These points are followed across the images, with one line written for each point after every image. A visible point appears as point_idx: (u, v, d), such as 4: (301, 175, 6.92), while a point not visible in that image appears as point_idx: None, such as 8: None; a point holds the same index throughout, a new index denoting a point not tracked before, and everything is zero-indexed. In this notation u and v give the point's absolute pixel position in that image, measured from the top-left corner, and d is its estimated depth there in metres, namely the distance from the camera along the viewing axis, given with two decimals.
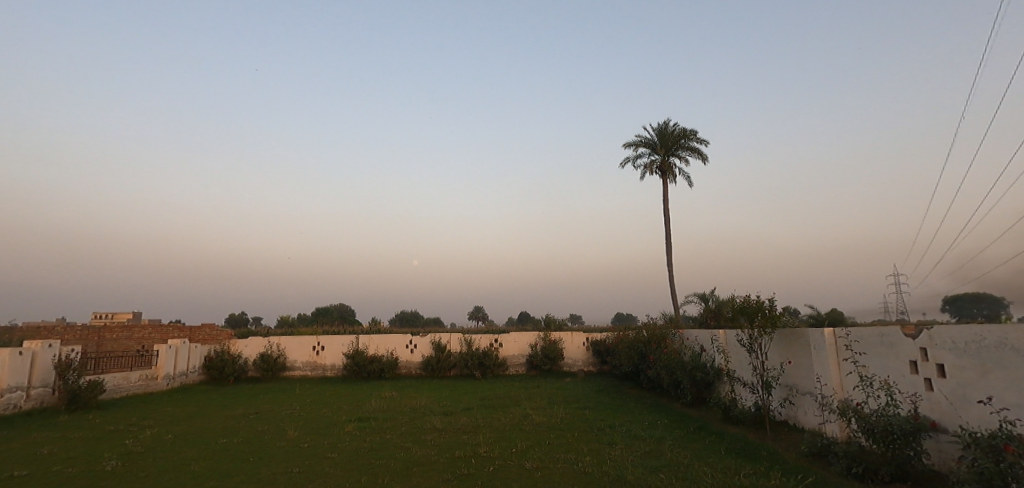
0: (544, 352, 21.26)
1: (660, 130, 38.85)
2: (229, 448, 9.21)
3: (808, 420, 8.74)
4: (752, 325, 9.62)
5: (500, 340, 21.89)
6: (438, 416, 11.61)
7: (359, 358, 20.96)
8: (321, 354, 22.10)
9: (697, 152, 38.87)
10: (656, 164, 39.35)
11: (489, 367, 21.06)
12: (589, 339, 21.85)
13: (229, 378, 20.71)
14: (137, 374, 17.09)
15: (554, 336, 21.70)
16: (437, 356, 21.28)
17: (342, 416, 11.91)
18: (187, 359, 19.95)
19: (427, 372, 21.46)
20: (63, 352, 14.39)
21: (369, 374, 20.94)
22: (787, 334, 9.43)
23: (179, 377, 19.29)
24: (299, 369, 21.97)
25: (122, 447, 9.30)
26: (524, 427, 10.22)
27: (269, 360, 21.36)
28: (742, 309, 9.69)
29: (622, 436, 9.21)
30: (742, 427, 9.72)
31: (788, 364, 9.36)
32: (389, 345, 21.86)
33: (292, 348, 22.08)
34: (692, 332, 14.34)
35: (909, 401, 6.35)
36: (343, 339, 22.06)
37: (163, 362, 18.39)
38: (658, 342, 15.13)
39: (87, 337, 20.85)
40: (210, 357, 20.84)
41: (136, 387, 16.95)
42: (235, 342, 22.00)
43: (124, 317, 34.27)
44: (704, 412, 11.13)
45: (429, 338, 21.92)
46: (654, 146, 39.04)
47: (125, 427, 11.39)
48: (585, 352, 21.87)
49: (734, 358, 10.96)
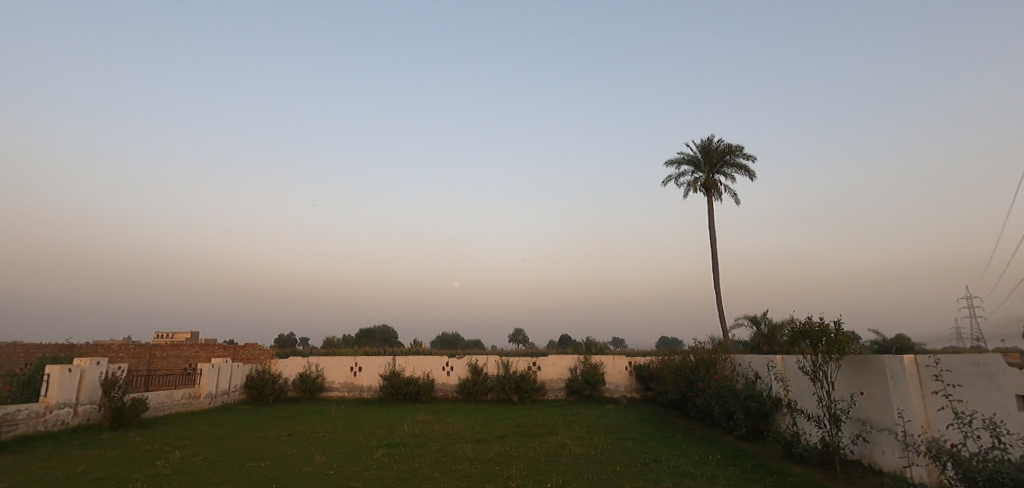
0: (584, 376, 20.37)
1: (704, 146, 37.65)
2: (256, 472, 8.86)
3: (888, 461, 7.71)
4: (816, 351, 8.66)
5: (539, 363, 21.16)
6: (470, 444, 11.00)
7: (395, 380, 20.64)
8: (358, 375, 21.93)
9: (743, 169, 37.44)
10: (701, 182, 38.08)
11: (527, 391, 20.32)
12: (632, 363, 20.84)
13: (268, 398, 20.76)
14: (181, 392, 17.22)
15: (595, 360, 20.81)
16: (474, 379, 20.74)
17: (373, 441, 11.47)
18: (230, 378, 20.06)
19: (464, 395, 20.91)
20: (110, 369, 14.58)
21: (405, 396, 20.56)
22: (857, 361, 8.44)
23: (222, 397, 19.39)
24: (336, 390, 21.83)
25: (151, 468, 9.11)
26: (563, 459, 9.48)
27: (307, 381, 21.33)
28: (803, 333, 8.76)
29: (669, 473, 8.35)
30: (808, 467, 8.71)
31: (860, 395, 8.35)
32: (425, 367, 21.50)
33: (330, 369, 22.01)
34: (744, 357, 13.29)
35: (1019, 444, 5.36)
36: (380, 360, 21.85)
37: (206, 381, 18.49)
38: (706, 367, 14.11)
39: (138, 355, 21.36)
40: (251, 377, 20.95)
41: (179, 405, 17.09)
42: (276, 361, 22.12)
43: (179, 336, 35.30)
44: (763, 447, 10.12)
45: (466, 360, 21.43)
46: (698, 163, 37.84)
47: (159, 446, 11.27)
48: (628, 378, 20.84)
49: (795, 387, 9.96)
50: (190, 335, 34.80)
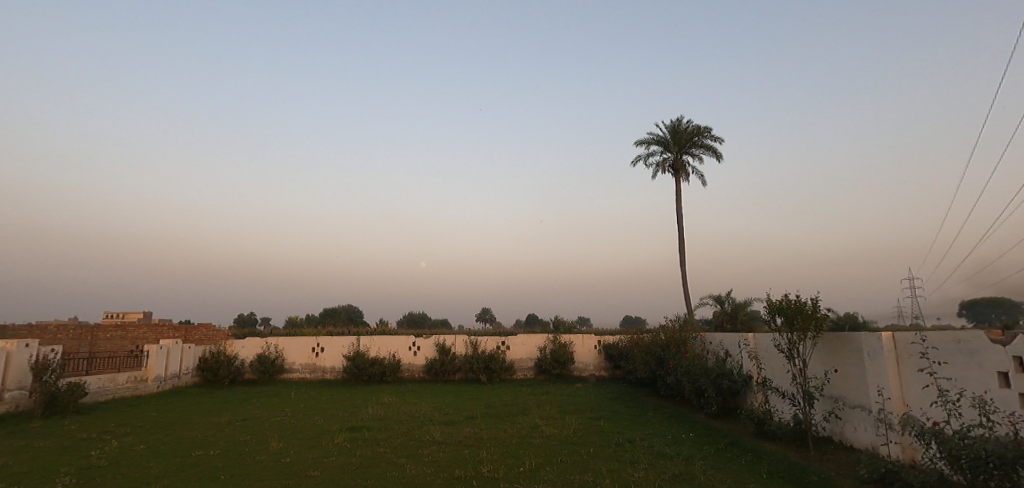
0: (553, 356, 20.18)
1: (672, 127, 37.64)
2: (204, 462, 8.22)
3: (860, 438, 7.66)
4: (791, 328, 8.52)
5: (507, 342, 20.84)
6: (437, 426, 10.59)
7: (359, 361, 19.96)
8: (320, 356, 21.16)
9: (710, 150, 37.69)
10: (668, 163, 38.19)
11: (495, 371, 20.00)
12: (601, 342, 20.75)
13: (224, 380, 19.83)
14: (125, 376, 16.15)
15: (564, 339, 20.62)
16: (441, 359, 20.28)
17: (334, 425, 10.91)
18: (180, 361, 19.00)
19: (431, 375, 20.44)
20: (42, 352, 13.46)
21: (370, 377, 19.95)
22: (833, 338, 8.32)
23: (171, 380, 18.36)
24: (297, 371, 21.03)
25: (85, 461, 8.35)
26: (533, 441, 9.15)
27: (266, 362, 20.44)
28: (779, 310, 8.60)
29: (645, 454, 8.09)
30: (780, 444, 8.63)
31: (834, 373, 8.27)
32: (391, 347, 20.89)
33: (290, 350, 21.16)
34: (715, 336, 13.22)
35: (1004, 422, 5.24)
36: (343, 340, 21.12)
37: (154, 363, 17.41)
38: (677, 346, 14.02)
39: (80, 337, 20.02)
40: (205, 359, 19.91)
41: (124, 390, 16.04)
42: (232, 342, 21.11)
43: (133, 317, 33.57)
44: (734, 425, 10.05)
45: (433, 340, 20.93)
46: (666, 143, 37.86)
47: (98, 435, 10.43)
48: (596, 356, 20.77)
49: (768, 365, 9.87)
50: (145, 315, 33.14)
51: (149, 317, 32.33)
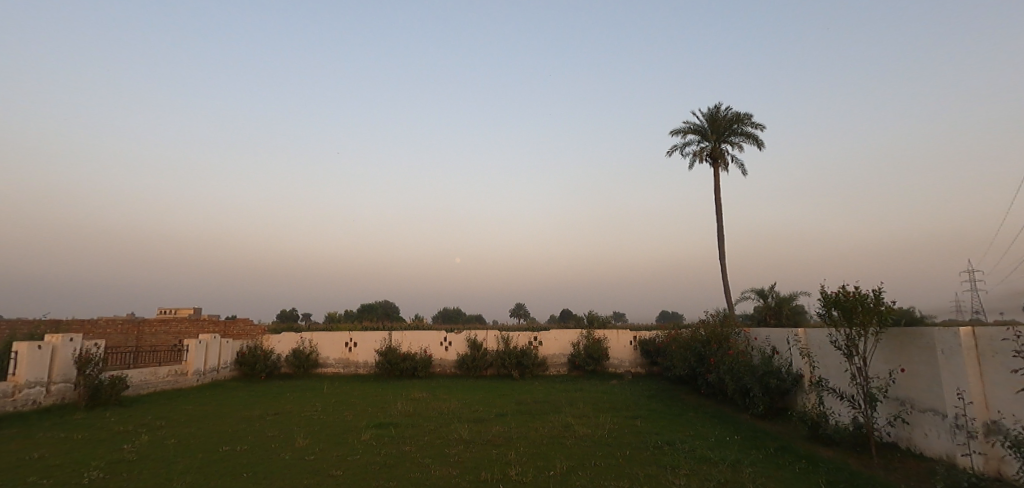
0: (586, 351, 19.60)
1: (710, 115, 36.24)
2: (229, 458, 8.07)
3: (932, 445, 6.89)
4: (851, 323, 7.75)
5: (540, 338, 20.37)
6: (465, 424, 10.22)
7: (391, 355, 19.87)
8: (353, 350, 21.19)
9: (751, 138, 36.14)
10: (707, 152, 36.82)
11: (528, 367, 19.56)
12: (637, 337, 20.03)
13: (260, 374, 20.05)
14: (166, 369, 16.43)
15: (598, 334, 20.01)
16: (473, 355, 19.98)
17: (362, 421, 10.68)
18: (219, 355, 19.29)
19: (462, 371, 20.17)
20: (85, 346, 13.75)
21: (402, 372, 19.83)
22: (900, 334, 7.54)
23: (211, 373, 18.65)
24: (331, 366, 21.11)
25: (115, 455, 8.32)
26: (566, 441, 8.66)
27: (300, 357, 20.58)
28: (837, 303, 7.84)
29: (685, 458, 7.49)
30: (838, 450, 7.88)
31: (900, 372, 7.50)
32: (423, 342, 20.73)
33: (324, 344, 21.26)
34: (760, 331, 12.43)
35: None
36: (375, 335, 21.09)
37: (193, 357, 17.69)
38: (718, 342, 13.25)
39: (126, 332, 20.62)
40: (242, 353, 20.17)
41: (165, 383, 16.30)
42: (268, 337, 21.36)
43: (182, 312, 34.74)
44: (784, 428, 9.32)
45: (464, 335, 20.66)
46: (704, 132, 36.52)
47: (132, 428, 10.49)
48: (632, 352, 20.07)
49: (822, 363, 9.10)
50: (193, 311, 34.20)
51: (195, 312, 33.30)
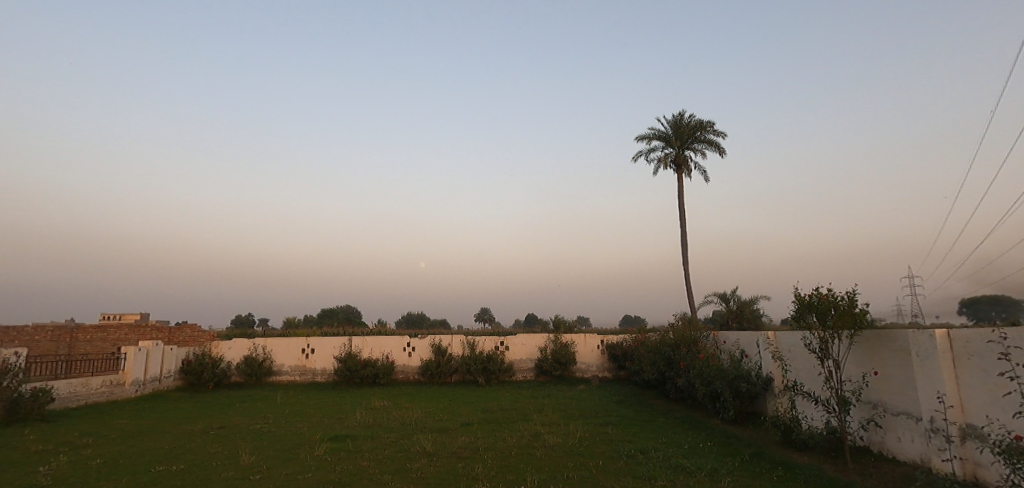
0: (553, 356, 19.25)
1: (674, 121, 36.71)
2: (162, 479, 7.29)
3: (905, 449, 6.80)
4: (824, 325, 7.61)
5: (506, 342, 19.92)
6: (429, 435, 9.66)
7: (350, 362, 19.02)
8: (310, 357, 20.21)
9: (713, 145, 36.80)
10: (671, 158, 37.27)
11: (494, 373, 19.05)
12: (604, 341, 19.83)
13: (209, 384, 18.86)
14: (99, 380, 15.20)
15: (565, 339, 19.71)
16: (437, 360, 19.34)
17: (317, 434, 9.98)
18: (162, 363, 18.04)
19: (426, 377, 19.49)
20: (3, 355, 12.49)
21: (362, 380, 18.99)
22: (872, 337, 7.45)
23: (152, 383, 17.40)
24: (287, 374, 20.08)
25: (29, 479, 7.40)
26: (535, 452, 8.22)
27: (253, 364, 19.48)
28: (811, 306, 7.69)
29: (661, 468, 7.17)
30: (811, 455, 7.73)
31: (873, 376, 7.40)
32: (384, 348, 19.97)
33: (280, 351, 20.21)
34: (729, 335, 12.33)
35: None
36: (334, 341, 20.18)
37: (132, 366, 16.46)
38: (687, 346, 13.10)
39: (59, 339, 19.10)
40: (188, 361, 18.95)
41: (99, 395, 15.05)
42: (218, 344, 20.16)
43: (130, 318, 32.83)
44: (756, 433, 9.15)
45: (428, 340, 20.01)
46: (668, 138, 36.98)
47: (55, 447, 9.47)
48: (599, 356, 19.84)
49: (794, 367, 8.98)
50: (141, 317, 32.33)
51: (145, 318, 31.43)
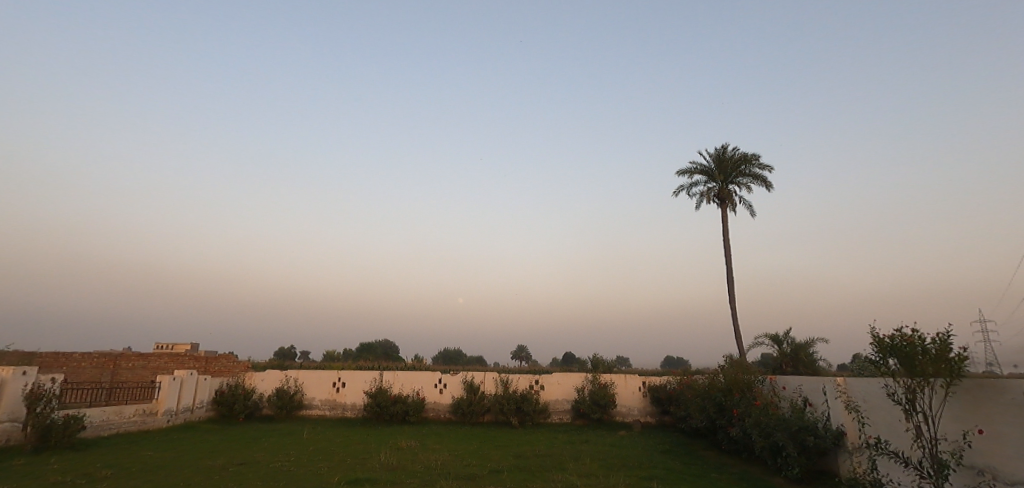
0: (592, 398, 18.10)
1: (717, 155, 35.63)
2: None
3: None
4: (912, 373, 6.52)
5: (542, 381, 18.96)
6: (454, 483, 8.82)
7: (381, 398, 18.40)
8: (341, 391, 19.73)
9: (759, 179, 35.45)
10: (714, 193, 36.08)
11: (528, 414, 18.03)
12: (647, 383, 18.61)
13: (240, 416, 18.57)
14: (132, 408, 15.03)
15: (605, 379, 18.59)
16: (470, 399, 18.50)
17: (337, 476, 9.30)
18: (195, 393, 17.87)
19: (458, 416, 18.63)
20: (39, 381, 12.47)
21: (392, 416, 18.30)
22: (973, 387, 6.33)
23: (184, 414, 17.18)
24: (317, 408, 19.61)
25: None
26: None
27: (284, 397, 19.12)
28: (895, 350, 6.61)
29: None
30: None
31: (978, 434, 6.24)
32: (416, 384, 19.34)
33: (311, 384, 19.83)
34: (789, 380, 11.11)
35: None
36: (365, 375, 19.67)
37: (165, 395, 16.28)
38: (740, 391, 11.93)
39: (102, 366, 19.30)
40: (221, 392, 18.77)
41: (130, 424, 14.87)
42: (251, 375, 19.98)
43: (179, 348, 33.47)
44: None
45: (460, 377, 19.27)
46: (711, 173, 35.85)
47: (73, 478, 9.13)
48: (641, 399, 18.58)
49: (874, 420, 7.79)
50: (188, 347, 32.90)
51: (194, 347, 31.98)
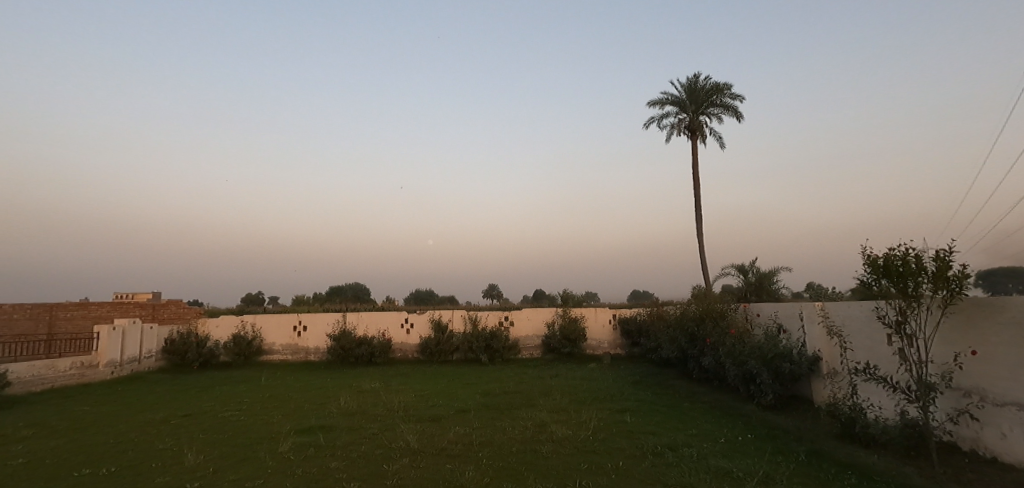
0: (562, 332, 17.80)
1: (688, 85, 34.55)
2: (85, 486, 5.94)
3: (1015, 449, 5.28)
4: (905, 293, 6.02)
5: (511, 318, 18.52)
6: (416, 426, 8.27)
7: (344, 340, 17.69)
8: (302, 335, 18.91)
9: (729, 110, 34.68)
10: (684, 124, 35.26)
11: (497, 350, 17.66)
12: (617, 316, 18.39)
13: (194, 364, 17.66)
14: (67, 361, 13.93)
15: (575, 313, 18.24)
16: (437, 338, 17.97)
17: (287, 425, 8.59)
18: (141, 343, 16.80)
19: (425, 356, 18.15)
20: None
21: (357, 359, 17.68)
22: (969, 306, 5.86)
23: (129, 364, 16.16)
24: (278, 353, 18.83)
25: None
26: (541, 448, 6.76)
27: (241, 343, 18.22)
28: (890, 269, 6.07)
29: (694, 471, 5.71)
30: (881, 453, 6.22)
31: (969, 356, 5.83)
32: (381, 325, 18.67)
33: (270, 328, 18.93)
34: (764, 307, 10.76)
35: None
36: (327, 318, 18.85)
37: (106, 346, 15.15)
38: (713, 320, 11.59)
39: (37, 318, 17.89)
40: (171, 340, 17.71)
41: (67, 378, 13.81)
42: (204, 322, 18.91)
43: (139, 298, 31.94)
44: (804, 424, 7.64)
45: (427, 316, 18.66)
46: (681, 103, 34.88)
47: None
48: (611, 332, 18.41)
49: (856, 344, 7.41)
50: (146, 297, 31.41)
51: (152, 296, 30.49)
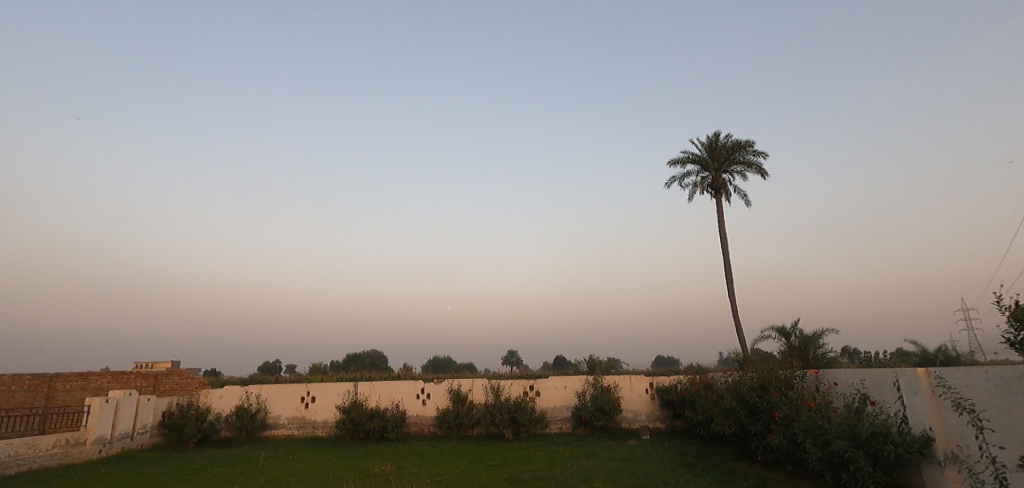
0: (594, 403, 15.98)
1: (709, 143, 33.90)
2: None
3: None
4: None
5: (537, 387, 16.83)
6: None
7: (354, 413, 16.11)
8: (310, 407, 17.37)
9: (753, 167, 33.74)
10: (707, 183, 34.28)
11: (523, 424, 15.84)
12: (654, 384, 16.56)
13: (191, 441, 16.15)
14: (51, 439, 12.62)
15: (607, 382, 16.50)
16: (456, 410, 16.28)
17: None
18: (135, 417, 15.45)
19: (443, 431, 16.41)
20: None
21: (368, 434, 15.99)
22: None
23: (121, 441, 14.75)
24: (283, 427, 17.26)
25: None
26: None
27: (244, 416, 16.74)
28: None
29: None
30: None
31: None
32: (395, 395, 17.09)
33: (276, 400, 17.49)
34: (841, 374, 9.11)
35: None
36: (337, 388, 17.36)
37: (96, 421, 13.85)
38: (779, 391, 9.91)
39: (33, 389, 16.72)
40: (169, 414, 16.34)
41: (49, 458, 12.46)
42: (207, 393, 17.60)
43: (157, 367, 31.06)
44: None
45: (445, 385, 17.05)
46: (703, 162, 34.06)
47: None
48: (649, 403, 16.52)
49: (997, 422, 5.80)
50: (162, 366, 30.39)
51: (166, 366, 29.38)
